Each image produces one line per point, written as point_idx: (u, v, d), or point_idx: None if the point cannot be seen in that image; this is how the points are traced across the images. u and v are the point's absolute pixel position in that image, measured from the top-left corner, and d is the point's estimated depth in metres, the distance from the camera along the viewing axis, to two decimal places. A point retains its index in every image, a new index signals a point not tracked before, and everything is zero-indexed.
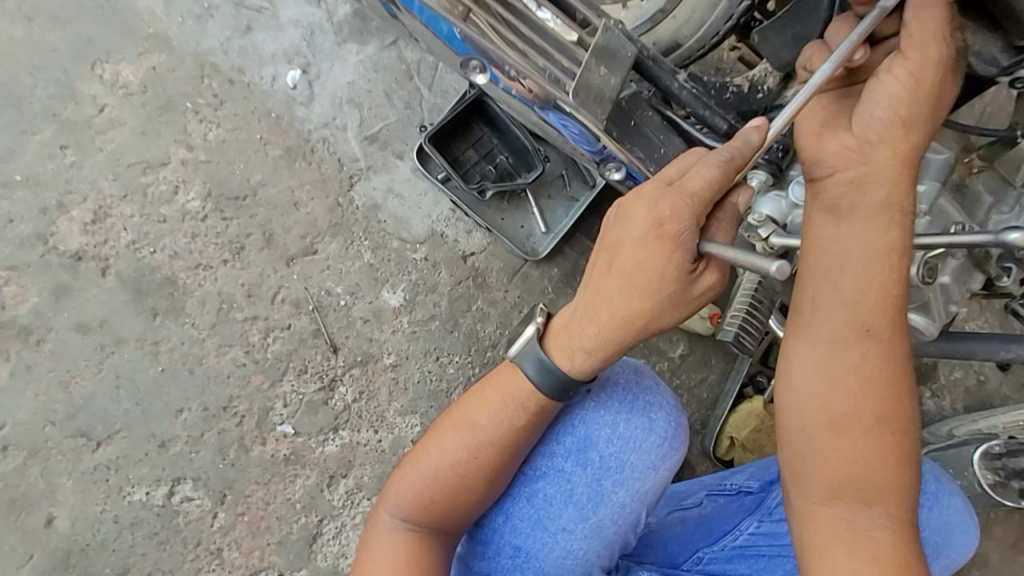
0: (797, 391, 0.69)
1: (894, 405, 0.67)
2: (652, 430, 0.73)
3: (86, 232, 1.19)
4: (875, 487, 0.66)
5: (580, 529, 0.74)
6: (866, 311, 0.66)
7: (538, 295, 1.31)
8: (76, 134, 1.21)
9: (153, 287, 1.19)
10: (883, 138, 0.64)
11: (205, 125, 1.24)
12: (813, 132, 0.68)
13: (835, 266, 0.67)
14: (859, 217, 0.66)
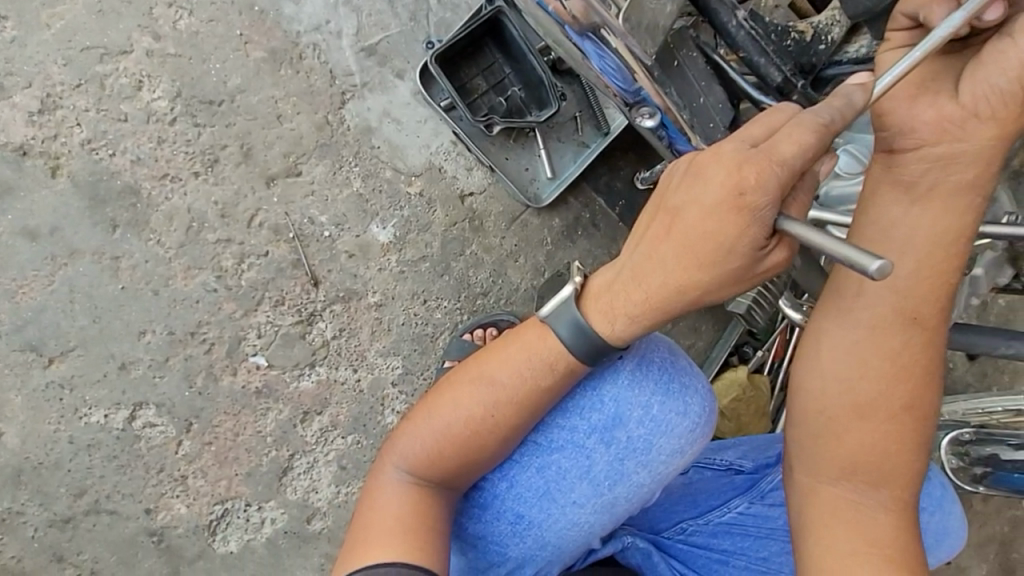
0: (825, 371, 0.66)
1: (921, 394, 0.65)
2: (684, 413, 0.68)
3: (33, 123, 1.04)
4: (886, 473, 0.65)
5: (589, 502, 0.71)
6: (915, 298, 0.63)
7: (536, 245, 1.24)
8: (18, 4, 1.04)
9: (112, 195, 1.06)
10: (992, 113, 0.58)
11: (175, 11, 1.07)
12: (911, 94, 0.61)
13: (891, 249, 0.63)
14: (933, 201, 0.61)
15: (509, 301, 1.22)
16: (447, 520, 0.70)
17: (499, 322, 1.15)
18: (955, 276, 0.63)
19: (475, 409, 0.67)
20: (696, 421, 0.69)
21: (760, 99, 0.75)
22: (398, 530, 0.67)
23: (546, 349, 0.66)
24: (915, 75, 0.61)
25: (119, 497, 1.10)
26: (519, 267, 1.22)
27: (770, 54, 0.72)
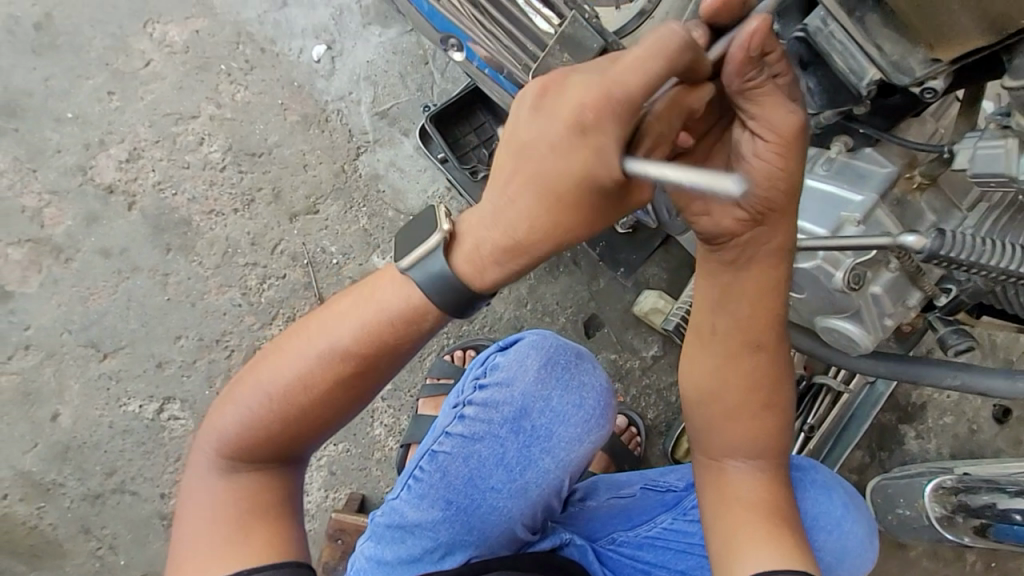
0: (697, 389, 0.73)
1: (776, 397, 0.72)
2: (581, 409, 0.85)
3: (120, 168, 1.30)
4: (761, 458, 0.74)
5: (508, 487, 0.83)
6: (757, 331, 0.68)
7: (520, 279, 1.46)
8: (122, 83, 1.31)
9: (170, 225, 1.31)
10: (765, 192, 0.58)
11: (234, 87, 1.34)
12: (690, 206, 0.61)
13: (731, 298, 0.67)
14: (755, 264, 0.64)
15: (492, 327, 1.45)
16: (281, 494, 0.75)
17: (479, 347, 1.41)
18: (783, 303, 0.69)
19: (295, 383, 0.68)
20: (600, 423, 0.87)
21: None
22: (233, 509, 0.73)
23: (363, 313, 0.66)
24: (684, 184, 0.60)
25: (140, 480, 1.28)
26: (504, 298, 1.45)
27: None
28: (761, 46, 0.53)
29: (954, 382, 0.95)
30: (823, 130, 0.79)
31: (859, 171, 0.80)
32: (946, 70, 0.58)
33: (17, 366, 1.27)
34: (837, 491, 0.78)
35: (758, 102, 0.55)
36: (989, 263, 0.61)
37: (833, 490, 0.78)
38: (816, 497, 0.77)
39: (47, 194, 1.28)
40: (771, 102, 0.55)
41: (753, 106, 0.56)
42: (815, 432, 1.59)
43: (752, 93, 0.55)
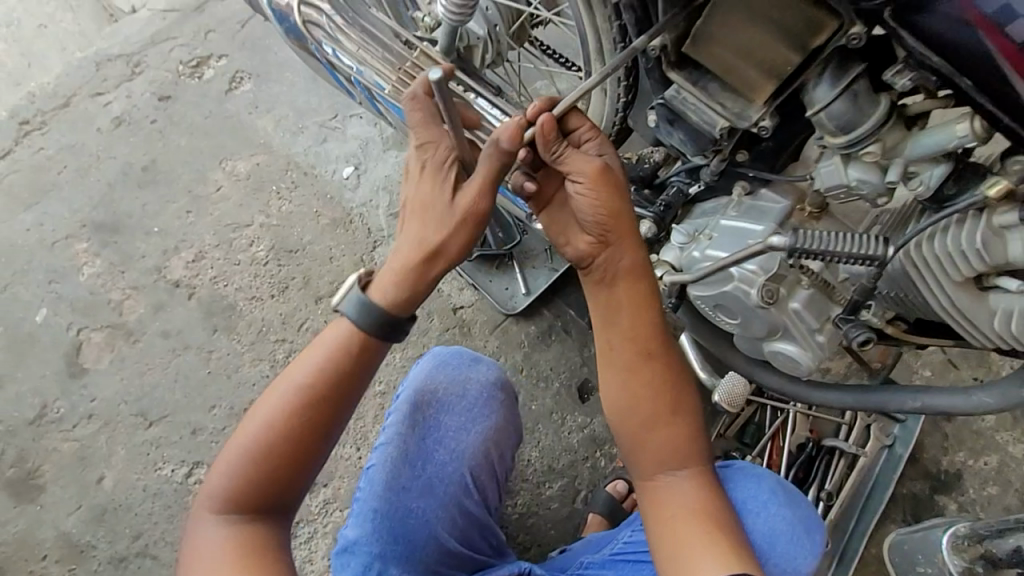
0: (613, 407, 0.82)
1: (679, 398, 0.81)
2: (468, 399, 1.09)
3: (187, 267, 1.60)
4: (687, 462, 0.81)
5: (422, 475, 1.03)
6: (645, 337, 0.81)
7: (515, 346, 1.60)
8: (198, 203, 1.66)
9: (219, 309, 1.58)
10: (598, 221, 0.78)
11: (281, 201, 1.68)
12: (556, 236, 0.83)
13: (617, 314, 0.81)
14: (622, 281, 0.80)
15: None
16: (272, 539, 0.84)
17: None
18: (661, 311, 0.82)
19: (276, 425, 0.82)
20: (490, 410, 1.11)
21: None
22: (229, 560, 0.81)
23: (314, 360, 0.83)
24: (549, 222, 0.83)
25: (162, 543, 1.38)
26: (500, 365, 1.59)
27: None
28: (552, 128, 0.76)
29: (915, 406, 1.00)
30: (721, 177, 0.96)
31: (760, 208, 0.94)
32: (766, 110, 0.75)
33: (78, 434, 1.47)
34: (765, 474, 0.87)
35: (565, 161, 0.77)
36: (836, 250, 0.72)
37: (760, 475, 0.86)
38: (744, 480, 0.86)
39: (128, 289, 1.57)
40: (576, 159, 0.77)
41: (562, 165, 0.77)
42: (834, 500, 1.51)
43: (558, 158, 0.78)
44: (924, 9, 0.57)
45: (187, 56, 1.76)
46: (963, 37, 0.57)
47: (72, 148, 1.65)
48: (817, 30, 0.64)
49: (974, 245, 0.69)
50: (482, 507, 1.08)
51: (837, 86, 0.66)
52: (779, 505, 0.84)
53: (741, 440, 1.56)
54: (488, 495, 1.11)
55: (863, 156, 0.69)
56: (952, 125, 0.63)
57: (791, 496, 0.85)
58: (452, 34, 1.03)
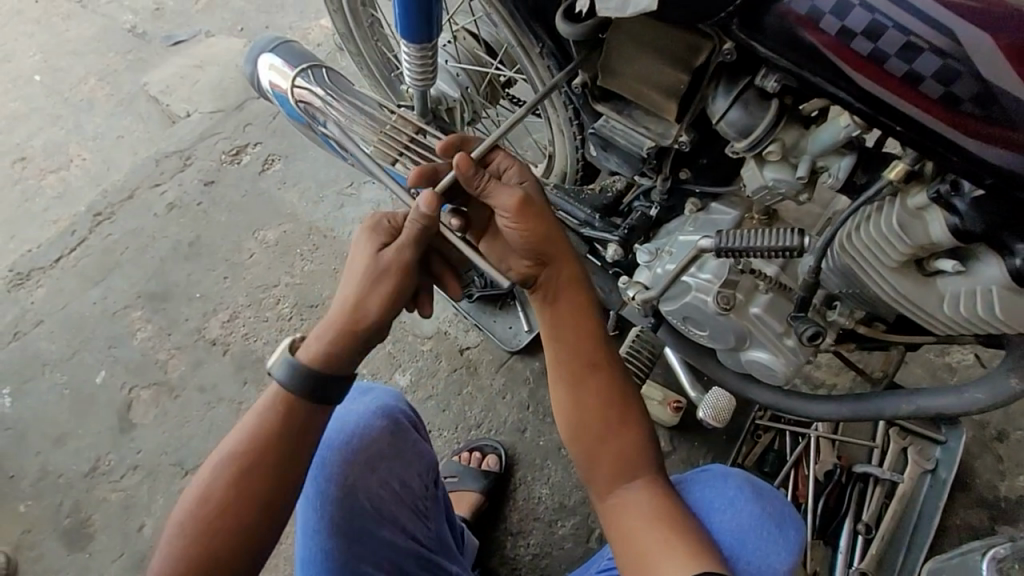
0: (566, 419, 0.86)
1: (626, 406, 0.85)
2: (363, 424, 0.92)
3: (223, 326, 1.79)
4: (639, 472, 0.83)
5: (325, 514, 0.87)
6: (589, 349, 0.86)
7: (521, 383, 1.62)
8: (234, 269, 1.86)
9: (249, 363, 1.74)
10: (528, 245, 0.85)
11: (305, 262, 1.87)
12: (500, 262, 0.91)
13: (561, 328, 0.86)
14: (564, 296, 0.87)
15: (498, 430, 1.59)
16: None
17: (484, 447, 1.54)
18: (601, 326, 0.87)
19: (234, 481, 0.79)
20: (418, 437, 1.01)
21: (579, 227, 1.12)
22: None
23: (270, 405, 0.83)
24: (492, 252, 0.92)
25: None
26: (507, 403, 1.60)
27: (579, 203, 1.12)
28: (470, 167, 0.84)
29: (907, 411, 0.98)
30: (672, 196, 1.00)
31: (713, 222, 0.97)
32: (682, 127, 0.83)
33: (124, 485, 1.61)
34: (734, 472, 0.88)
35: (488, 194, 0.85)
36: (758, 246, 0.79)
37: (727, 473, 0.88)
38: (710, 481, 0.87)
39: (173, 349, 1.76)
40: (498, 192, 0.84)
41: (486, 200, 0.85)
42: (873, 533, 1.34)
43: (481, 192, 0.85)
44: (760, 20, 0.66)
45: (229, 147, 2.04)
46: (795, 40, 0.65)
47: (132, 231, 1.92)
48: (697, 53, 0.75)
49: (894, 230, 0.73)
50: (404, 539, 0.95)
51: (730, 97, 0.74)
52: (747, 501, 0.83)
53: (761, 469, 1.46)
54: (414, 530, 0.98)
55: (768, 155, 0.75)
56: (836, 119, 0.71)
57: (760, 491, 0.84)
58: (423, 98, 1.15)
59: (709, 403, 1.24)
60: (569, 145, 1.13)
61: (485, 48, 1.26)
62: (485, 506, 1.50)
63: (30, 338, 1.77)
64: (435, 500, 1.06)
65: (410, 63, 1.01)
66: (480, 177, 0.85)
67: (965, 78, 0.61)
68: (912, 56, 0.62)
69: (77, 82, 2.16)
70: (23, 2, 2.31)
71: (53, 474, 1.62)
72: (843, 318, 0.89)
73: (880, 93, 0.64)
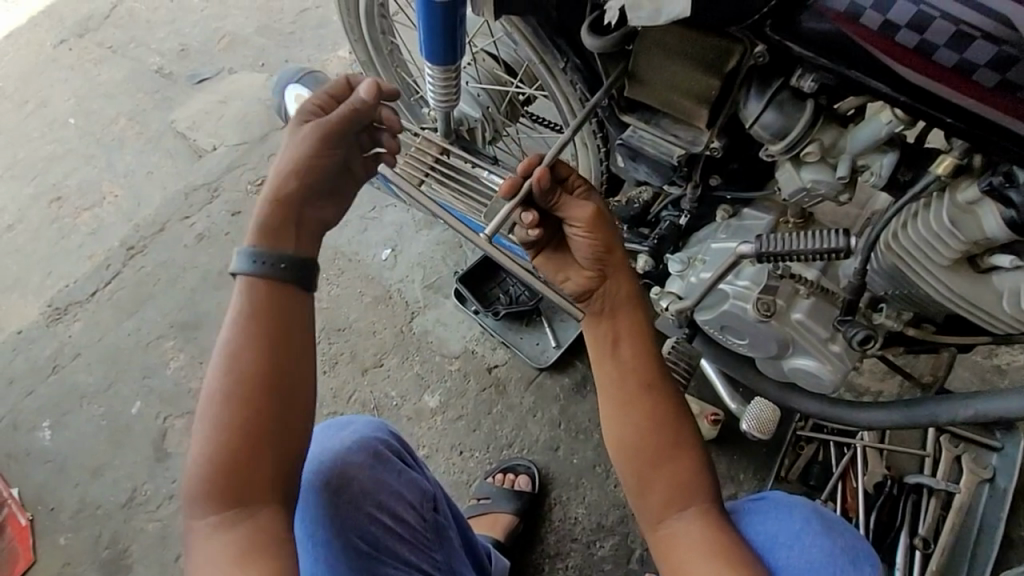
0: (615, 442, 0.82)
1: (681, 429, 0.82)
2: (341, 461, 0.90)
3: None
4: (694, 500, 0.79)
5: (321, 557, 0.86)
6: (644, 368, 0.83)
7: (552, 400, 1.60)
8: None
9: None
10: (596, 256, 0.86)
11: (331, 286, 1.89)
12: (555, 273, 0.90)
13: (611, 349, 0.84)
14: (617, 315, 0.85)
15: (529, 450, 1.56)
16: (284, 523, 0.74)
17: (516, 467, 1.51)
18: (654, 346, 0.85)
19: (243, 368, 0.76)
20: (405, 467, 0.98)
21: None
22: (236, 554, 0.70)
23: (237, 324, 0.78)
24: (547, 264, 0.91)
25: None
26: (537, 420, 1.58)
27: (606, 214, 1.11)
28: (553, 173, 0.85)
29: (965, 416, 0.93)
30: (702, 204, 0.98)
31: (748, 228, 0.95)
32: (713, 133, 0.82)
33: (160, 514, 1.62)
34: (799, 503, 0.81)
35: (562, 205, 0.87)
36: (803, 248, 0.77)
37: (792, 504, 0.81)
38: (773, 513, 0.81)
39: (205, 378, 1.78)
40: (572, 204, 0.87)
41: (560, 209, 0.87)
42: (932, 548, 1.27)
43: (556, 200, 0.86)
44: (796, 19, 0.65)
45: (254, 177, 2.09)
46: (836, 38, 0.64)
47: (164, 263, 1.97)
48: (727, 56, 0.74)
49: (943, 227, 0.71)
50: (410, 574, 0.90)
51: (764, 99, 0.73)
52: (817, 533, 0.76)
53: (806, 483, 1.41)
54: (420, 563, 0.93)
55: (806, 156, 0.74)
56: (877, 116, 0.69)
57: (830, 524, 0.77)
58: (447, 119, 1.16)
59: (752, 414, 1.21)
60: (594, 158, 1.13)
61: (505, 68, 1.26)
62: (521, 528, 1.46)
63: (68, 371, 1.81)
64: (445, 529, 1.00)
65: (434, 84, 1.03)
66: (554, 188, 0.87)
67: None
68: (964, 45, 0.59)
69: (110, 122, 2.25)
70: (58, 49, 2.43)
71: (90, 506, 1.64)
72: (893, 319, 0.86)
73: (927, 84, 0.63)
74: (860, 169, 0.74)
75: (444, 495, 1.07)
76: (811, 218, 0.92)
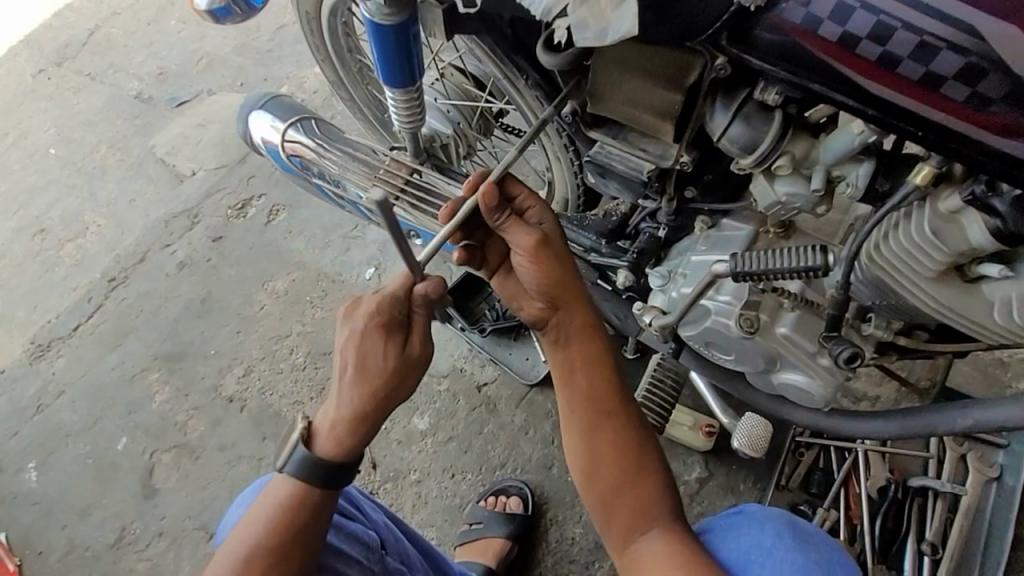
0: (577, 470, 0.80)
1: (641, 454, 0.80)
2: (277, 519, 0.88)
3: (239, 381, 1.78)
4: (658, 522, 0.77)
5: None
6: (603, 396, 0.81)
7: (543, 416, 1.56)
8: (247, 322, 1.86)
9: (268, 418, 1.73)
10: (546, 285, 0.82)
11: (316, 308, 1.86)
12: (510, 299, 0.87)
13: (569, 376, 0.82)
14: (573, 343, 0.83)
15: (522, 469, 1.52)
16: None
17: (508, 488, 1.47)
18: (614, 369, 0.83)
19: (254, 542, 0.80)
20: (345, 520, 0.93)
21: (585, 254, 1.06)
22: None
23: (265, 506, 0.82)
24: (503, 288, 0.88)
25: None
26: (530, 438, 1.54)
27: (584, 228, 1.07)
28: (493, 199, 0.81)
29: (964, 425, 0.89)
30: (679, 216, 0.95)
31: (726, 239, 0.91)
32: (681, 147, 0.79)
33: (151, 553, 1.60)
34: (773, 516, 0.78)
35: (506, 230, 0.83)
36: (778, 267, 0.74)
37: (766, 518, 0.78)
38: (746, 529, 0.78)
39: (192, 410, 1.75)
40: (516, 229, 0.83)
41: (505, 236, 0.83)
42: (941, 554, 1.23)
43: (500, 226, 0.83)
44: (750, 32, 0.62)
45: (234, 201, 2.06)
46: (796, 51, 0.61)
47: (147, 293, 1.93)
48: (688, 70, 0.71)
49: (927, 236, 0.68)
50: None
51: (729, 112, 0.70)
52: (790, 548, 0.73)
53: (808, 491, 1.36)
54: None
55: (778, 170, 0.72)
56: (849, 125, 0.66)
57: (802, 537, 0.75)
58: (415, 138, 1.13)
59: (743, 431, 1.19)
60: (569, 174, 1.09)
61: (473, 81, 1.21)
62: (515, 551, 1.43)
63: (53, 409, 1.78)
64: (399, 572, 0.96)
65: (396, 107, 1.00)
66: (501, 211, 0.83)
67: (994, 76, 0.55)
68: (929, 56, 0.56)
69: (89, 151, 2.22)
70: (35, 79, 2.39)
71: (79, 547, 1.61)
72: (883, 331, 0.82)
73: (893, 98, 0.60)
74: (835, 179, 0.71)
75: (395, 530, 1.03)
76: (794, 227, 0.88)
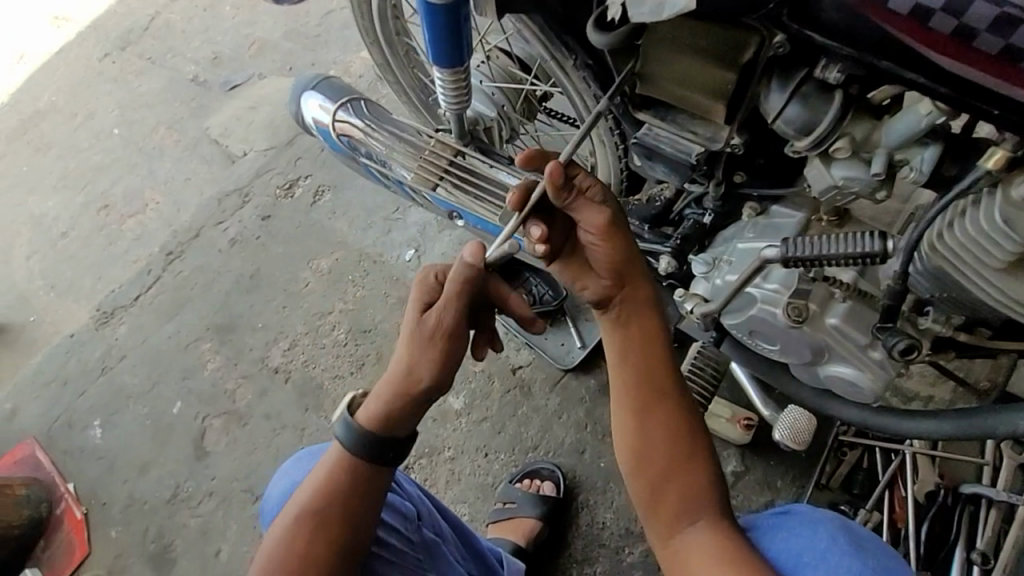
0: (627, 454, 0.81)
1: (691, 439, 0.80)
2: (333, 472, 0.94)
3: (284, 353, 1.86)
4: (704, 512, 0.77)
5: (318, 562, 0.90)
6: (657, 378, 0.82)
7: (577, 402, 1.57)
8: (293, 297, 1.94)
9: (311, 390, 1.81)
10: (611, 266, 0.84)
11: (356, 287, 1.92)
12: (571, 281, 0.87)
13: (623, 356, 0.83)
14: (631, 322, 0.84)
15: (555, 452, 1.54)
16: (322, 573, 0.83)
17: (541, 471, 1.49)
18: (669, 352, 0.83)
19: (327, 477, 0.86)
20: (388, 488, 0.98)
21: None
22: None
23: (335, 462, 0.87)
24: (562, 268, 0.88)
25: None
26: (563, 422, 1.56)
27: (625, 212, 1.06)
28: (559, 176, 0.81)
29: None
30: (727, 202, 0.93)
31: (776, 227, 0.89)
32: (733, 129, 0.78)
33: (201, 511, 1.71)
34: (826, 519, 0.74)
35: (576, 207, 0.83)
36: (831, 253, 0.73)
37: (817, 521, 0.74)
38: (798, 529, 0.74)
39: (241, 379, 1.85)
40: (586, 208, 0.83)
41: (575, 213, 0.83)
42: (993, 564, 1.16)
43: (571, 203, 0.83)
44: (811, 8, 0.62)
45: (282, 182, 2.13)
46: (863, 27, 0.60)
47: (201, 266, 2.03)
48: (743, 47, 0.70)
49: (995, 226, 0.66)
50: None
51: (785, 93, 0.70)
52: (846, 554, 0.69)
53: (849, 491, 1.33)
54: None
55: (837, 152, 0.70)
56: (915, 106, 0.65)
57: (859, 543, 0.70)
58: (460, 120, 1.14)
59: (786, 422, 1.19)
60: (611, 157, 1.08)
61: (520, 65, 1.22)
62: (545, 531, 1.45)
63: (115, 373, 1.91)
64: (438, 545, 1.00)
65: (445, 88, 1.01)
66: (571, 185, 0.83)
67: None
68: (1009, 30, 0.54)
69: (150, 131, 2.33)
70: (102, 62, 2.53)
71: (138, 501, 1.73)
72: (942, 325, 0.79)
73: (969, 74, 0.58)
74: (898, 162, 0.70)
75: (434, 506, 1.07)
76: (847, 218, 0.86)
